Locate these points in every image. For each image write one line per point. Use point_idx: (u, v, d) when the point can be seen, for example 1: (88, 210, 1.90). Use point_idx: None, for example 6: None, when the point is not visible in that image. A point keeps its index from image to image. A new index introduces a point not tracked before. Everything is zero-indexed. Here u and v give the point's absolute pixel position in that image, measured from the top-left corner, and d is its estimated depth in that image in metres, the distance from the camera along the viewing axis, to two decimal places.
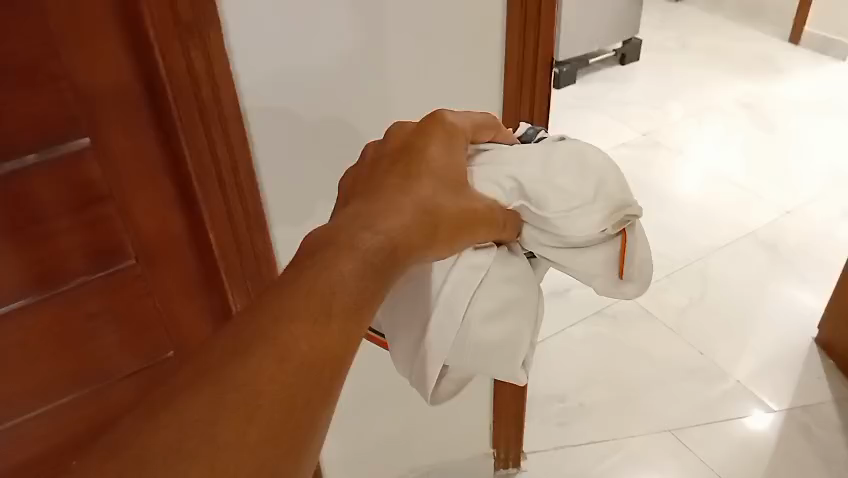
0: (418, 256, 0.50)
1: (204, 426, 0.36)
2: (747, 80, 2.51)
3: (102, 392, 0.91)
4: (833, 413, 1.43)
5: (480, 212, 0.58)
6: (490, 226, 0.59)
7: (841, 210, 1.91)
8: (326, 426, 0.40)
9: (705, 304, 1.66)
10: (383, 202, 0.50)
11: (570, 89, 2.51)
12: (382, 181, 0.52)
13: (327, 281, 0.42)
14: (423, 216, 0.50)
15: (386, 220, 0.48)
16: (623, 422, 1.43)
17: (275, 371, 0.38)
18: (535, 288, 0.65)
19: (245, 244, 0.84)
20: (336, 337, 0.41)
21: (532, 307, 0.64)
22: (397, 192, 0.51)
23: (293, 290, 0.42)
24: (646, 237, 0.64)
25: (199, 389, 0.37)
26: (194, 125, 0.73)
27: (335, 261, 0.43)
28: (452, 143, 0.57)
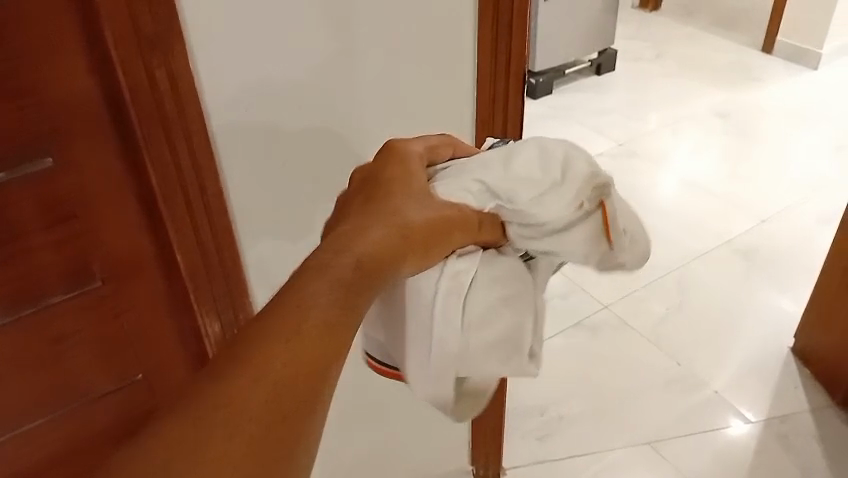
0: (390, 271, 0.51)
1: (200, 436, 0.41)
2: (720, 90, 2.54)
3: (72, 415, 0.90)
4: (810, 423, 1.43)
5: (454, 217, 0.57)
6: (466, 229, 0.58)
7: (815, 217, 1.93)
8: (317, 425, 0.44)
9: (682, 314, 1.66)
10: (349, 227, 0.52)
11: (547, 100, 2.51)
12: (351, 210, 0.55)
13: (299, 302, 0.46)
14: (389, 234, 0.52)
15: (353, 242, 0.50)
16: (603, 435, 1.42)
17: (259, 383, 0.43)
18: (530, 280, 0.62)
19: (215, 264, 0.82)
20: (314, 348, 0.45)
21: (530, 299, 0.62)
22: (363, 217, 0.53)
23: (271, 312, 0.46)
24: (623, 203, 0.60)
25: (195, 405, 0.42)
26: (160, 142, 0.71)
27: (306, 284, 0.47)
28: (410, 166, 0.59)
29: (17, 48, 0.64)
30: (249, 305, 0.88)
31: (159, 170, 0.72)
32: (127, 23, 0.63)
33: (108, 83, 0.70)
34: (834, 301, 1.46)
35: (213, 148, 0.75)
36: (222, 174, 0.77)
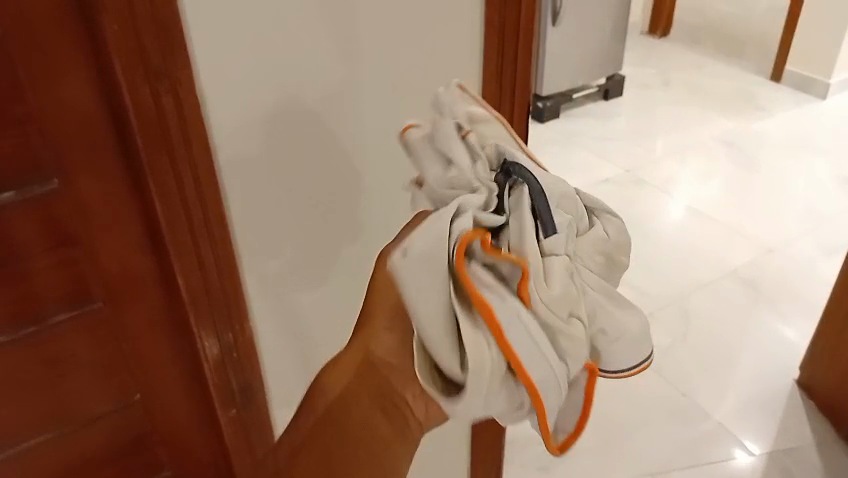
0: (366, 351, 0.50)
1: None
2: (728, 117, 2.54)
3: (71, 433, 0.91)
4: (815, 457, 1.41)
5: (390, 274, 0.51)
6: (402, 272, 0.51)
7: (821, 248, 1.92)
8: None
9: (686, 343, 1.65)
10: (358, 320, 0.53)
11: (553, 124, 2.52)
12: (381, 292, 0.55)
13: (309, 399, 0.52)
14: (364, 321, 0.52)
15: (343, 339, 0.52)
16: (604, 465, 1.40)
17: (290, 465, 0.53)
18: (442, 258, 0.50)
19: (216, 288, 0.84)
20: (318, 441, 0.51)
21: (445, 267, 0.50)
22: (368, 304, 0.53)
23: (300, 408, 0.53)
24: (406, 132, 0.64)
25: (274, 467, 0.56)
26: (162, 168, 0.74)
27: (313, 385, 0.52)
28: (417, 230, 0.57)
29: (31, 74, 0.68)
30: (250, 329, 0.89)
31: (162, 192, 0.75)
32: (136, 53, 0.66)
33: (117, 113, 0.73)
34: (838, 333, 1.44)
35: (218, 174, 0.78)
36: (227, 199, 0.80)
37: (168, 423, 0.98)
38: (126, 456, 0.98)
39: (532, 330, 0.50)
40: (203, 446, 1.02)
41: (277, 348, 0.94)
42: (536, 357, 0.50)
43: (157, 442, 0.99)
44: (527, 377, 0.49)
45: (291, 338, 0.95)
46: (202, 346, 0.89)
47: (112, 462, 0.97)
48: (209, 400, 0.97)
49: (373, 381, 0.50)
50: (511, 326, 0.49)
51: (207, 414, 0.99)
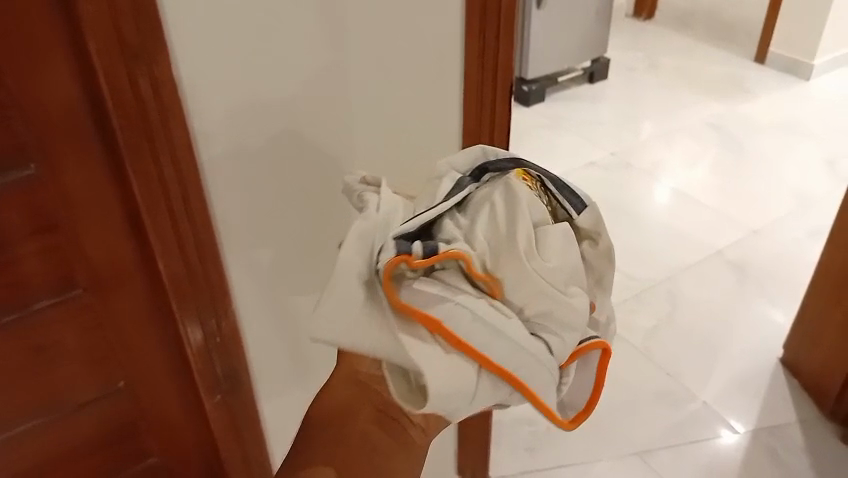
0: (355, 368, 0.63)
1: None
2: (713, 100, 2.55)
3: (57, 422, 0.90)
4: (799, 435, 1.43)
5: None
6: None
7: (806, 230, 1.94)
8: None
9: (673, 325, 1.66)
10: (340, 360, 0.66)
11: (540, 108, 2.52)
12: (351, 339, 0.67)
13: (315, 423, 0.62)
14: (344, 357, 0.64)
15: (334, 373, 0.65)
16: (592, 445, 1.42)
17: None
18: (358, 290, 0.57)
19: (197, 273, 0.85)
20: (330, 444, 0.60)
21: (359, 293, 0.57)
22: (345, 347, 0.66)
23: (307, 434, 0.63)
24: None
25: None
26: (141, 152, 0.74)
27: (316, 411, 0.63)
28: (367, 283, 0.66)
29: (7, 58, 0.67)
30: (234, 312, 0.91)
31: (142, 178, 0.75)
32: (112, 34, 0.66)
33: (96, 97, 0.72)
34: (823, 313, 1.46)
35: (197, 157, 0.78)
36: (206, 184, 0.80)
37: (155, 411, 0.98)
38: (113, 444, 0.98)
39: (483, 316, 0.57)
40: (191, 433, 1.02)
41: (260, 327, 0.97)
42: (492, 340, 0.56)
43: (146, 430, 0.99)
44: (483, 359, 0.56)
45: (271, 319, 0.97)
46: (185, 330, 0.89)
47: (100, 452, 0.97)
48: (195, 387, 0.97)
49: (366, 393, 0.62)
50: (459, 321, 0.56)
51: (193, 400, 0.99)
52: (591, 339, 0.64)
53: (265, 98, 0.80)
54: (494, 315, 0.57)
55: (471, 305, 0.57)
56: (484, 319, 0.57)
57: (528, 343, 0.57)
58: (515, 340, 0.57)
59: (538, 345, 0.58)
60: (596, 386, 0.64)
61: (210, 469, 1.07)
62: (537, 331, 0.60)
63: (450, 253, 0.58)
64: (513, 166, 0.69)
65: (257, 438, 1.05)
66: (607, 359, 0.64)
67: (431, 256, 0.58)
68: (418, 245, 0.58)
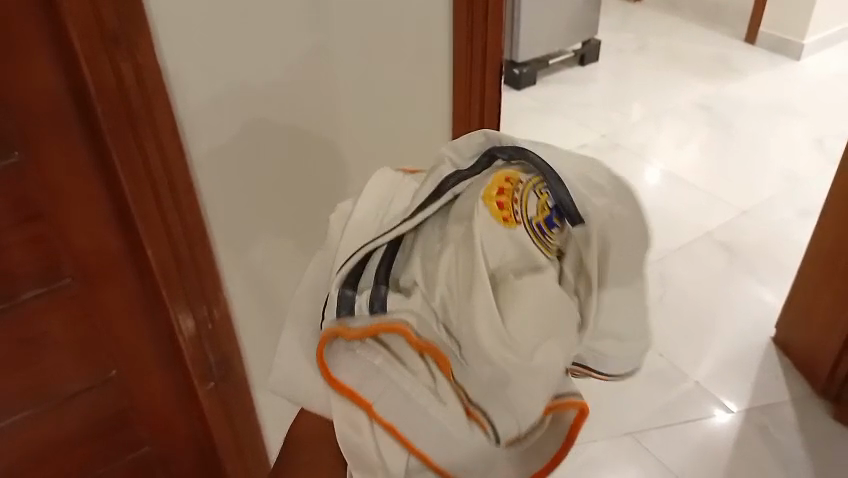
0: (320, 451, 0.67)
1: None
2: (704, 81, 2.55)
3: (49, 412, 0.90)
4: (791, 413, 1.44)
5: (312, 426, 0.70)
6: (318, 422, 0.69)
7: (797, 209, 1.94)
8: None
9: (666, 307, 1.67)
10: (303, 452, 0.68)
11: (531, 91, 2.51)
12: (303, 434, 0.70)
13: None
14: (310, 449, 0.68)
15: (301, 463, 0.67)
16: (586, 426, 1.42)
17: None
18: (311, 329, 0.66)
19: (186, 261, 0.84)
20: None
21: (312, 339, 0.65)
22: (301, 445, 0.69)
23: None
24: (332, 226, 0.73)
25: None
26: (125, 139, 0.72)
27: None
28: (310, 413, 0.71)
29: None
30: (224, 300, 0.90)
31: (127, 165, 0.74)
32: (91, 16, 0.65)
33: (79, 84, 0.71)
34: (814, 291, 1.47)
35: (182, 141, 0.77)
36: (191, 170, 0.80)
37: (146, 400, 0.97)
38: (107, 434, 0.97)
39: (415, 401, 0.56)
40: (184, 421, 1.02)
41: (249, 313, 0.97)
42: (420, 428, 0.56)
43: (138, 420, 0.98)
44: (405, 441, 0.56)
45: (258, 304, 0.97)
46: (175, 318, 0.88)
47: (92, 442, 0.96)
48: (187, 375, 0.97)
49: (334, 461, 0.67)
50: (391, 403, 0.57)
51: (184, 388, 0.99)
52: (567, 398, 0.58)
53: None
54: (426, 400, 0.56)
55: (402, 384, 0.57)
56: (416, 403, 0.56)
57: (457, 433, 0.55)
58: (444, 430, 0.56)
59: (471, 432, 0.56)
60: (562, 448, 0.58)
61: (203, 456, 1.07)
62: (487, 407, 0.56)
63: (386, 325, 0.57)
64: (517, 155, 0.64)
65: (250, 424, 1.05)
66: (584, 417, 0.58)
67: (364, 328, 0.57)
68: (363, 299, 0.59)
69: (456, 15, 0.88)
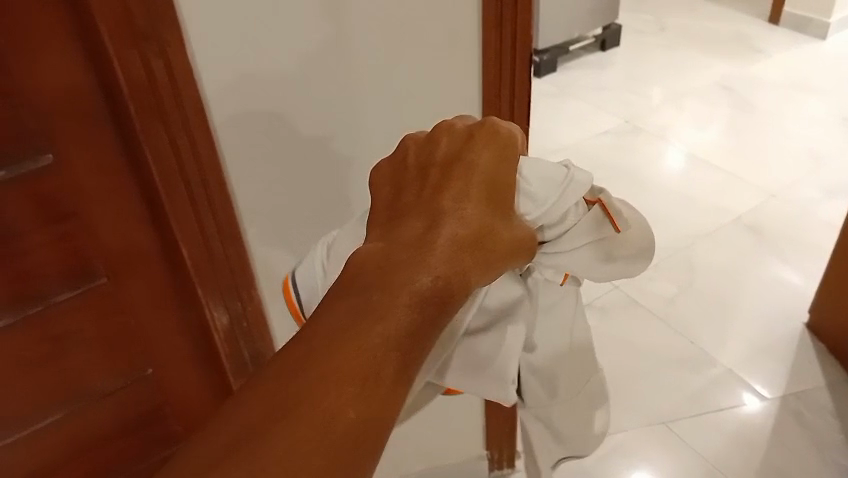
0: (408, 276, 0.43)
1: (291, 460, 0.38)
2: (726, 62, 2.50)
3: (82, 410, 0.92)
4: (827, 399, 1.41)
5: (424, 261, 0.44)
6: (419, 259, 0.44)
7: (827, 190, 1.90)
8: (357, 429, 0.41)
9: (694, 292, 1.65)
10: (395, 304, 0.42)
11: (550, 77, 2.49)
12: (395, 282, 0.43)
13: (378, 335, 0.41)
14: (392, 286, 0.43)
15: (385, 321, 0.42)
16: (614, 416, 1.41)
17: (334, 414, 0.39)
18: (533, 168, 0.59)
19: (218, 256, 0.84)
20: (361, 360, 0.40)
21: (538, 174, 0.58)
22: (395, 285, 0.43)
23: (343, 354, 0.40)
24: (603, 224, 0.62)
25: (309, 398, 0.39)
26: (156, 137, 0.73)
27: (389, 313, 0.42)
28: None
29: (16, 48, 0.66)
30: (257, 295, 0.91)
31: (159, 163, 0.74)
32: (122, 15, 0.64)
33: (107, 82, 0.71)
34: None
35: (214, 140, 0.77)
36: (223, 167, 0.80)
37: (180, 394, 0.99)
38: (139, 429, 0.99)
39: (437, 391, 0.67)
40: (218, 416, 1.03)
41: (282, 312, 0.96)
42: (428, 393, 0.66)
43: (170, 415, 1.00)
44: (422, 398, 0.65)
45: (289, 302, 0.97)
46: (207, 313, 0.89)
47: (129, 433, 0.98)
48: (218, 371, 0.98)
49: (401, 300, 0.42)
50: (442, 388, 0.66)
51: (217, 384, 1.00)
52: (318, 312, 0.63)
53: (268, 74, 0.77)
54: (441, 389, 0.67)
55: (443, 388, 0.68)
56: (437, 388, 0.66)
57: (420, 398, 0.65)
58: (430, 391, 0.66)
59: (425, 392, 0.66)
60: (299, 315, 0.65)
61: None
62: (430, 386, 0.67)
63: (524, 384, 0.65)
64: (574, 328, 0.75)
65: None
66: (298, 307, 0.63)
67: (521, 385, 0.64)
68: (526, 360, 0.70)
69: (485, 10, 0.85)
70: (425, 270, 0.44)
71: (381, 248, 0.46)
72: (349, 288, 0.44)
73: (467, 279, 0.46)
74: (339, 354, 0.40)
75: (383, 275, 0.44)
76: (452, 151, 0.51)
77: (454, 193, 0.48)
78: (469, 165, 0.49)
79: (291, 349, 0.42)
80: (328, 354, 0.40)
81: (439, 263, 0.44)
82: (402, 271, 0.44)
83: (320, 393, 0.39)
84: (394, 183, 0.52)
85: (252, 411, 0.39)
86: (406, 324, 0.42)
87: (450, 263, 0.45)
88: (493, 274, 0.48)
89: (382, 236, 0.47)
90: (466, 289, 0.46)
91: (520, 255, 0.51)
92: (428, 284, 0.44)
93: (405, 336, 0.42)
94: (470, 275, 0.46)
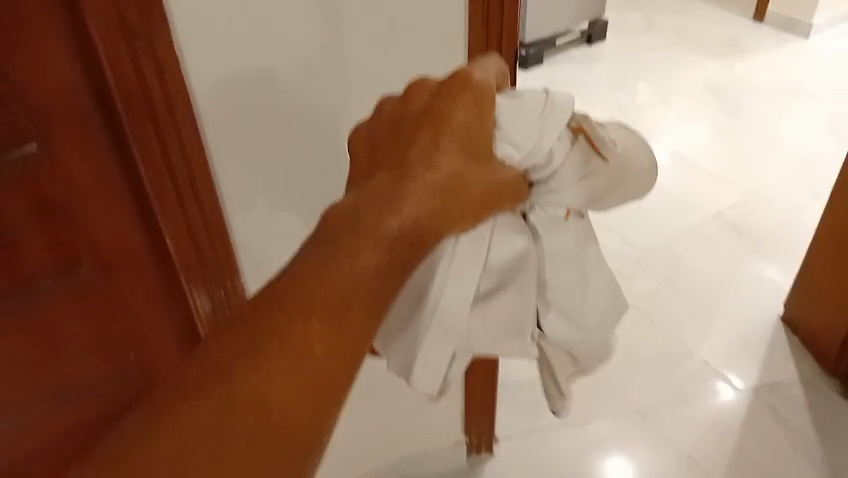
0: (377, 222, 0.49)
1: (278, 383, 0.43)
2: (712, 60, 2.53)
3: (67, 395, 0.93)
4: (800, 392, 1.45)
5: (394, 209, 0.50)
6: (390, 209, 0.50)
7: (806, 189, 1.94)
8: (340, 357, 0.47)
9: (675, 288, 1.67)
10: (367, 246, 0.48)
11: (537, 70, 2.50)
12: (369, 228, 0.49)
13: (349, 275, 0.47)
14: (362, 231, 0.49)
15: (358, 262, 0.48)
16: (592, 406, 1.44)
17: (310, 345, 0.44)
18: (508, 106, 0.58)
19: (205, 251, 0.85)
20: (335, 298, 0.46)
21: (515, 112, 0.58)
22: (367, 231, 0.49)
23: (318, 292, 0.46)
24: (592, 152, 0.61)
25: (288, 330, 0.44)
26: (143, 129, 0.73)
27: (360, 255, 0.48)
28: None
29: (5, 39, 0.67)
30: (243, 289, 0.91)
31: (146, 155, 0.75)
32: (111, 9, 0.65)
33: (97, 80, 0.71)
34: (822, 273, 1.46)
35: (204, 142, 0.77)
36: (212, 171, 0.79)
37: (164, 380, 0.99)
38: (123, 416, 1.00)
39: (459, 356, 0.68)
40: None
41: None
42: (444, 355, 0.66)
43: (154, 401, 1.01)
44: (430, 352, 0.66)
45: None
46: (193, 303, 0.89)
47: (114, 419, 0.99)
48: None
49: (372, 244, 0.49)
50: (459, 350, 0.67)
51: None
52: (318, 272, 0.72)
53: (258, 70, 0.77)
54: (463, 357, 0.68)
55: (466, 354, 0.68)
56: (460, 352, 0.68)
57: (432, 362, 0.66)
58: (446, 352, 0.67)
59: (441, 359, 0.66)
60: None
61: None
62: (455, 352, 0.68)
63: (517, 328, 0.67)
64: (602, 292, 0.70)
65: None
66: None
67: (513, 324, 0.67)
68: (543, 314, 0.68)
69: None
70: (394, 218, 0.50)
71: (355, 201, 0.51)
72: (325, 236, 0.49)
73: (436, 223, 0.53)
74: (316, 291, 0.46)
75: (355, 224, 0.49)
76: (425, 103, 0.54)
77: (425, 147, 0.53)
78: (443, 116, 0.53)
79: (270, 290, 0.46)
80: (304, 294, 0.46)
81: (408, 211, 0.51)
82: (376, 215, 0.50)
83: (300, 327, 0.45)
84: (372, 146, 0.57)
85: (241, 338, 0.44)
86: (376, 262, 0.48)
87: (418, 209, 0.51)
88: (464, 217, 0.54)
89: (357, 188, 0.53)
90: (433, 232, 0.53)
91: (500, 197, 0.57)
92: (398, 228, 0.50)
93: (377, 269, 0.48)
94: (437, 219, 0.52)
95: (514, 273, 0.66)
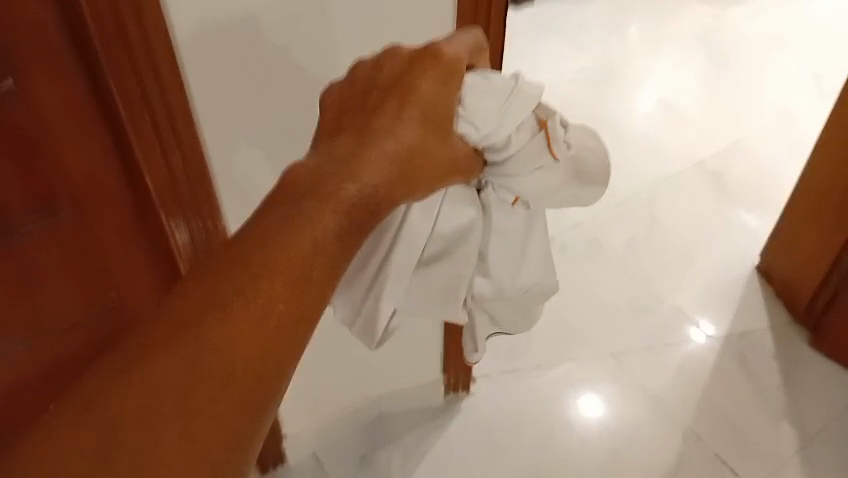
0: (337, 186, 0.50)
1: (225, 352, 0.43)
2: (705, 5, 2.48)
3: (44, 341, 0.90)
4: (769, 342, 1.49)
5: (354, 172, 0.51)
6: (351, 172, 0.51)
7: (789, 141, 1.94)
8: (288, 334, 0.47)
9: (653, 235, 1.68)
10: (327, 210, 0.48)
11: (527, 8, 2.43)
12: (329, 190, 0.49)
13: (308, 238, 0.47)
14: (321, 191, 0.49)
15: (315, 227, 0.47)
16: (567, 348, 1.47)
17: (263, 311, 0.45)
18: (477, 87, 0.62)
19: (184, 190, 0.83)
20: (292, 264, 0.46)
21: (483, 94, 0.62)
22: (326, 195, 0.49)
23: (274, 255, 0.46)
24: (548, 147, 0.66)
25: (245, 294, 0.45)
26: (121, 70, 0.69)
27: (318, 219, 0.48)
28: None
29: None
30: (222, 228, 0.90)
31: (125, 94, 0.71)
32: None
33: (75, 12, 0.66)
34: (799, 226, 1.48)
35: (183, 79, 0.74)
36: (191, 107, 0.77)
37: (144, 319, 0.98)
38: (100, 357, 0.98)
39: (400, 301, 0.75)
40: None
41: None
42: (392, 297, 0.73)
43: None
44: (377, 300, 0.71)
45: None
46: (174, 241, 0.88)
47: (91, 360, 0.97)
48: None
49: (330, 207, 0.49)
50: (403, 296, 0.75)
51: None
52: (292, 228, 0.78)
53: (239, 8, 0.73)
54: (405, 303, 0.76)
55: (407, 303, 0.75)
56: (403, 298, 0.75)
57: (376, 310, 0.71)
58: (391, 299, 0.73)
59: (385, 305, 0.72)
60: None
61: None
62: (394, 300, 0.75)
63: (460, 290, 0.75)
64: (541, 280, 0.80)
65: None
66: None
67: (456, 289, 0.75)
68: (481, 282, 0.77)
69: None
70: (355, 180, 0.51)
71: (316, 164, 0.51)
72: (284, 197, 0.49)
73: (391, 193, 0.53)
74: (273, 255, 0.46)
75: (314, 187, 0.49)
76: (397, 72, 0.57)
77: (391, 115, 0.55)
78: (410, 87, 0.56)
79: (229, 249, 0.47)
80: (262, 258, 0.46)
81: (369, 178, 0.51)
82: (335, 179, 0.50)
83: (253, 293, 0.45)
84: (339, 109, 0.58)
85: (202, 293, 0.44)
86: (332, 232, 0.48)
87: (377, 177, 0.52)
88: (419, 187, 0.56)
89: (320, 150, 0.53)
90: (389, 201, 0.53)
91: (448, 173, 0.60)
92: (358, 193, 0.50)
93: (333, 237, 0.48)
94: (394, 188, 0.53)
95: (462, 240, 0.73)
